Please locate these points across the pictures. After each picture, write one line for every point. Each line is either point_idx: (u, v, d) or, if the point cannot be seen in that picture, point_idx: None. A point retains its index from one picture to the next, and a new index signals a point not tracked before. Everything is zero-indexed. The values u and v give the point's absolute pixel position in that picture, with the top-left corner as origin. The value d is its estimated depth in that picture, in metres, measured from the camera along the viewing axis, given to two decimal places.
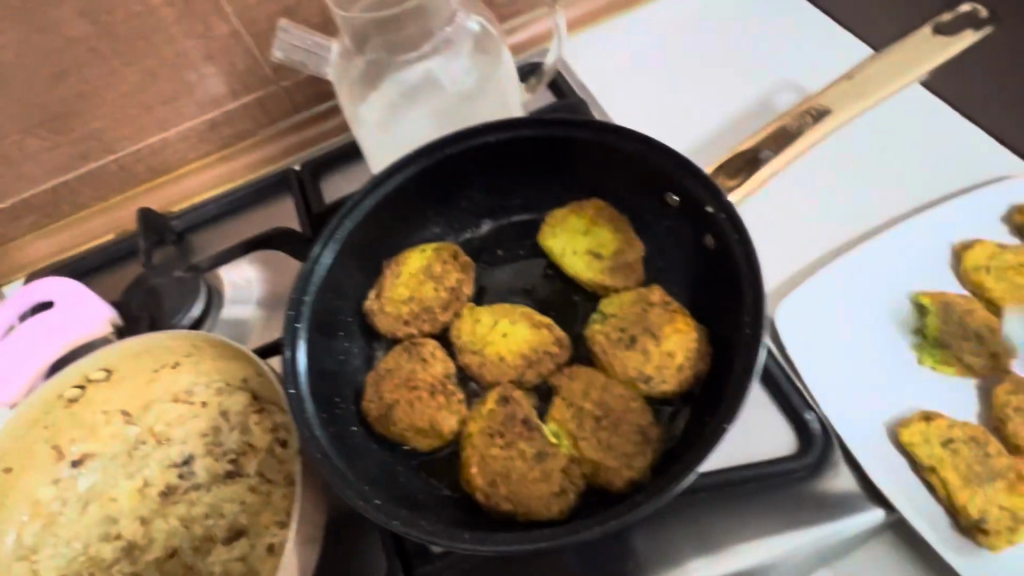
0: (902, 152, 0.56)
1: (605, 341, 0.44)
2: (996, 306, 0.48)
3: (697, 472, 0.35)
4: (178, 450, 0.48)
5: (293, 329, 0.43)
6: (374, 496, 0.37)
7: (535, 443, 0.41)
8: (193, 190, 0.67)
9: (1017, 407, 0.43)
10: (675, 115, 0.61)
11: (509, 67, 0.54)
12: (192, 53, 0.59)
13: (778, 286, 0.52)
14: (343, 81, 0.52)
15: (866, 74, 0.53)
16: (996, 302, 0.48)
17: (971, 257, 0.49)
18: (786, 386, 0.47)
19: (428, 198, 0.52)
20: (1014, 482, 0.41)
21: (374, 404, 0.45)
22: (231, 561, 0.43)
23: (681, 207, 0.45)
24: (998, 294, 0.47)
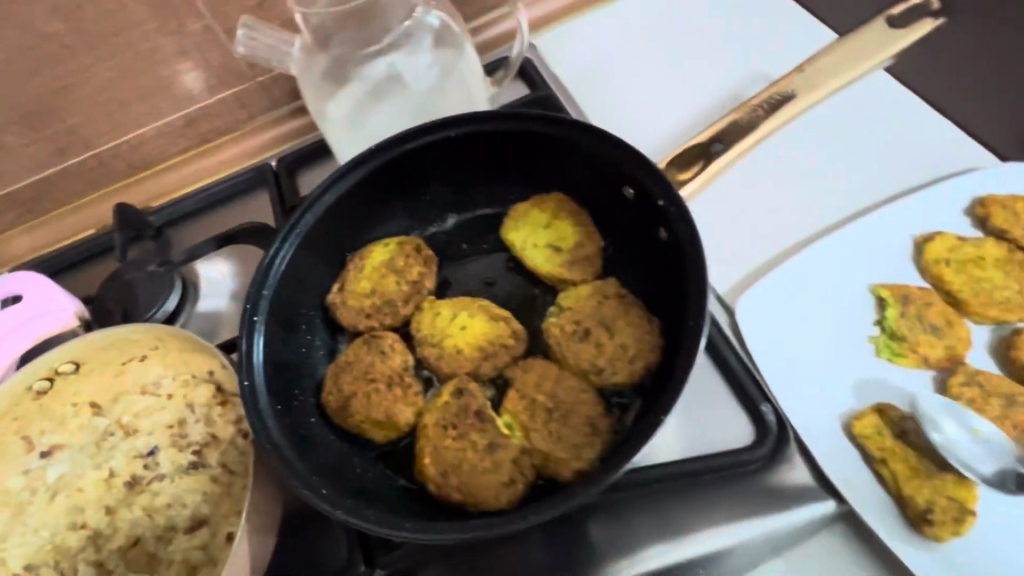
0: (871, 142, 0.56)
1: (560, 333, 0.45)
2: (954, 298, 0.48)
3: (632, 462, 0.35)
4: (144, 442, 0.49)
5: (251, 322, 0.44)
6: (321, 486, 0.38)
7: (486, 435, 0.42)
8: (173, 185, 0.67)
9: (969, 398, 0.43)
10: (648, 109, 0.61)
11: (471, 61, 0.54)
12: (167, 48, 0.60)
13: (742, 279, 0.52)
14: (306, 77, 0.53)
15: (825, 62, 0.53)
16: (955, 295, 0.47)
17: (932, 250, 0.49)
18: (744, 379, 0.47)
19: (392, 193, 0.52)
20: (962, 473, 0.41)
21: (333, 396, 0.45)
22: (192, 550, 0.44)
23: (637, 201, 0.46)
24: (957, 286, 0.47)
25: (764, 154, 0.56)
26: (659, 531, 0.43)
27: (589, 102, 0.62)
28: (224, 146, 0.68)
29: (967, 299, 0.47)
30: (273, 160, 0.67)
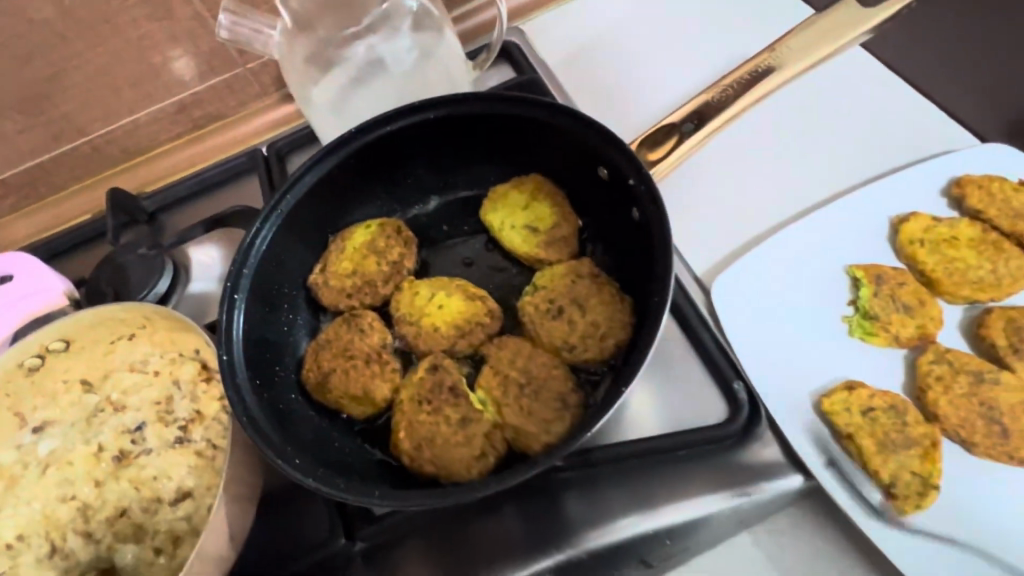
0: (852, 124, 0.56)
1: (535, 312, 0.46)
2: (928, 278, 0.48)
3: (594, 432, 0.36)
4: (131, 417, 0.50)
5: (231, 300, 0.45)
6: (295, 456, 0.39)
7: (460, 410, 0.43)
8: (167, 171, 0.68)
9: (938, 376, 0.44)
10: (633, 93, 0.63)
11: (452, 45, 0.55)
12: (157, 35, 0.59)
13: (719, 260, 0.52)
14: (288, 60, 0.53)
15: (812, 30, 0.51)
16: (928, 275, 0.48)
17: (908, 231, 0.49)
18: (718, 357, 0.48)
19: (373, 176, 0.53)
20: (928, 449, 0.42)
21: (312, 373, 0.46)
22: (177, 521, 0.46)
23: (611, 181, 0.46)
24: (931, 265, 0.48)
25: (746, 136, 0.56)
26: (632, 505, 0.43)
27: (573, 85, 0.64)
28: (215, 133, 0.69)
29: (940, 279, 0.47)
30: (264, 145, 0.68)
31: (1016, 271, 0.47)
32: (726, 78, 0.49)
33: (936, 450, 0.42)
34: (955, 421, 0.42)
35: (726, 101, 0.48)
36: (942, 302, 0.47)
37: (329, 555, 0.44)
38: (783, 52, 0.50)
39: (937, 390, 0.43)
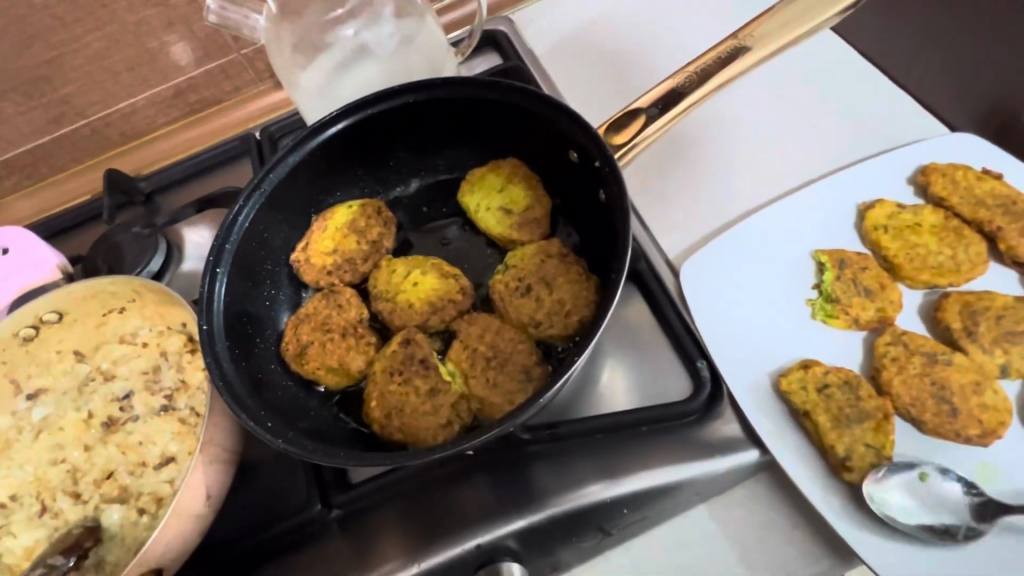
0: (825, 114, 0.57)
1: (504, 289, 0.47)
2: (891, 263, 0.49)
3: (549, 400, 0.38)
4: (120, 386, 0.53)
5: (213, 272, 0.46)
6: (267, 420, 0.41)
7: (429, 380, 0.45)
8: (162, 153, 0.70)
9: (894, 357, 0.45)
10: (616, 82, 0.64)
11: (434, 31, 0.56)
12: (153, 21, 0.61)
13: (689, 244, 0.53)
14: (273, 45, 0.54)
15: (789, 11, 0.51)
16: (891, 260, 0.49)
17: (880, 210, 0.51)
18: (685, 337, 0.49)
19: (356, 158, 0.55)
20: (880, 422, 0.43)
21: (291, 345, 0.49)
22: (160, 483, 0.48)
23: (581, 164, 0.48)
24: (894, 250, 0.49)
25: (721, 123, 0.58)
26: (595, 474, 0.45)
27: (558, 72, 0.66)
28: (211, 117, 0.71)
29: (901, 264, 0.49)
30: (257, 129, 0.69)
31: (974, 257, 0.48)
32: (693, 64, 0.50)
33: (887, 422, 0.43)
34: (907, 399, 0.44)
35: (697, 84, 0.50)
36: (903, 287, 0.49)
37: (305, 520, 0.46)
38: (748, 38, 0.51)
39: (891, 369, 0.45)
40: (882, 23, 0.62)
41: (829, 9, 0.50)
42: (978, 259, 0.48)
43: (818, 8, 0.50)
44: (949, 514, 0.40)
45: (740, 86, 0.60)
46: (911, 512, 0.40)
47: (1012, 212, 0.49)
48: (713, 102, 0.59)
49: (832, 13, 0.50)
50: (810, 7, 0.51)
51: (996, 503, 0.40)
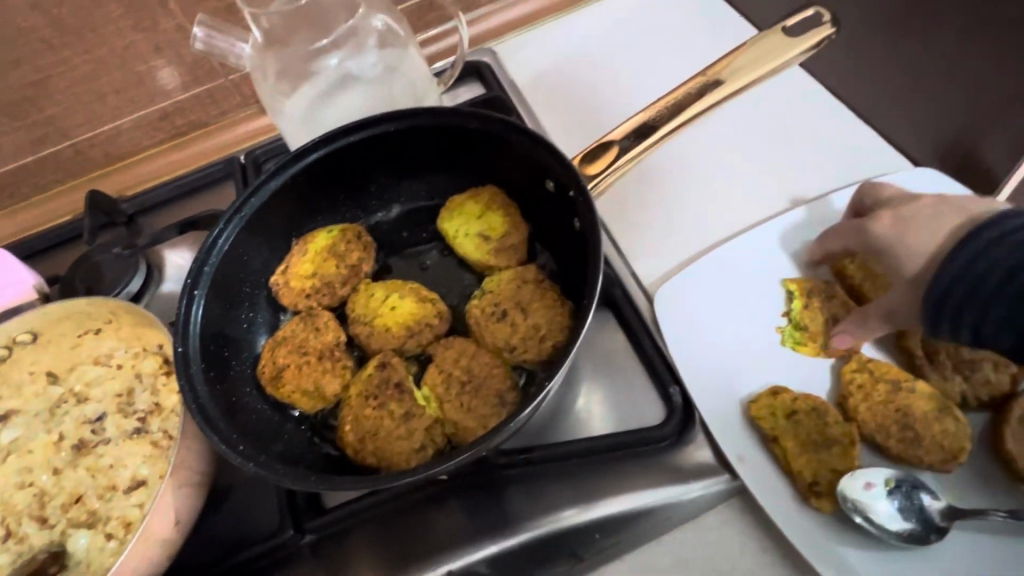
0: (793, 149, 0.60)
1: (480, 314, 0.48)
2: (855, 289, 0.51)
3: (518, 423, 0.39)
4: (92, 409, 0.52)
5: (190, 294, 0.47)
6: (240, 443, 0.41)
7: (403, 404, 0.45)
8: (147, 175, 0.70)
9: (860, 384, 0.46)
10: (595, 112, 0.66)
11: (416, 60, 0.58)
12: (142, 45, 0.62)
13: (663, 272, 0.55)
14: (258, 73, 0.55)
15: (757, 49, 0.53)
16: (854, 288, 0.51)
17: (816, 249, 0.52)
18: (658, 362, 0.50)
19: (338, 184, 0.56)
20: (848, 447, 0.44)
21: (267, 368, 0.49)
22: (130, 507, 0.47)
23: (557, 193, 0.49)
24: (857, 278, 0.51)
25: (694, 155, 0.60)
26: (569, 499, 0.45)
27: (539, 103, 0.68)
28: (197, 140, 0.72)
29: (864, 291, 0.51)
30: (243, 152, 0.70)
31: None
32: (665, 98, 0.52)
33: (854, 447, 0.44)
34: (873, 425, 0.44)
35: (668, 117, 0.51)
36: None
37: (278, 544, 0.46)
38: (716, 76, 0.53)
39: (857, 395, 0.46)
40: None
41: (791, 50, 0.52)
42: None
43: (783, 49, 0.52)
44: (918, 520, 0.41)
45: (712, 120, 0.62)
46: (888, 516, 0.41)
47: None
48: (687, 135, 0.62)
49: (796, 53, 0.52)
50: (775, 45, 0.53)
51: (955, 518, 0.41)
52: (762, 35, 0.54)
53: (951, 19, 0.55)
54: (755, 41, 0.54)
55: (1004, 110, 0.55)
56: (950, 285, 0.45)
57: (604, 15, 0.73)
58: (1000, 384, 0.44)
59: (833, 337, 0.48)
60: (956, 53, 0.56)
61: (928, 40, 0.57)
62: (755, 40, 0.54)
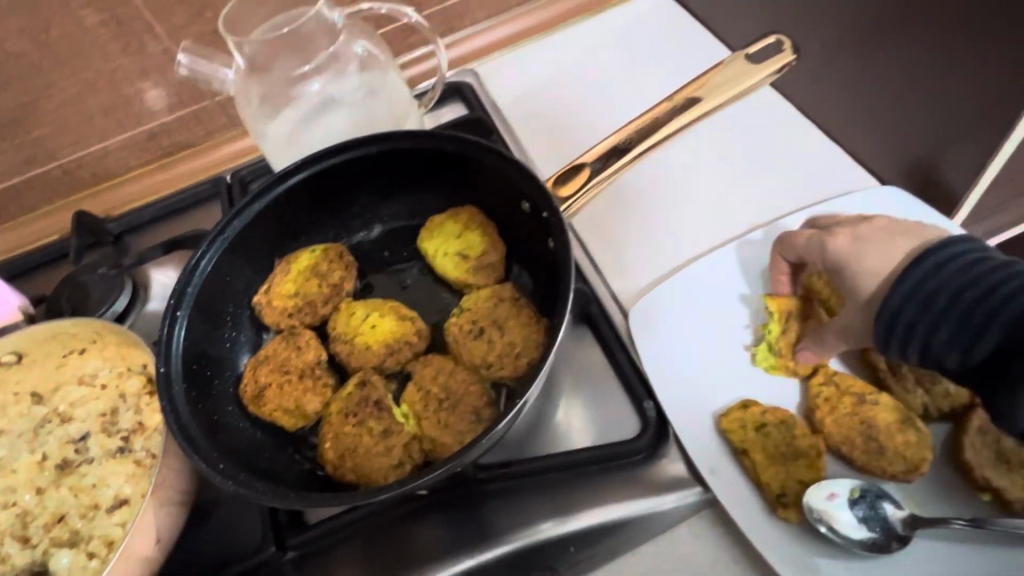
0: (764, 167, 0.62)
1: (458, 331, 0.49)
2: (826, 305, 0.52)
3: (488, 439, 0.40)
4: (76, 428, 0.53)
5: (173, 315, 0.48)
6: (221, 461, 0.42)
7: (382, 422, 0.46)
8: (135, 195, 0.71)
9: (827, 397, 0.47)
10: (575, 131, 0.68)
11: (397, 83, 0.60)
12: (129, 68, 0.63)
13: (638, 288, 0.56)
14: (243, 99, 0.56)
15: (721, 75, 0.56)
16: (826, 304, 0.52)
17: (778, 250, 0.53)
18: (632, 377, 0.51)
19: (321, 205, 0.57)
20: (813, 459, 0.46)
21: (249, 387, 0.50)
22: (113, 526, 0.48)
23: (532, 214, 0.51)
24: (827, 295, 0.52)
25: (668, 174, 0.62)
26: (547, 512, 0.46)
27: (519, 122, 0.70)
28: (183, 160, 0.72)
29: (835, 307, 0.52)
30: (229, 172, 0.71)
31: None
32: (634, 122, 0.54)
33: (820, 459, 0.46)
34: (838, 437, 0.46)
35: (638, 140, 0.53)
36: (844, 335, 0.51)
37: (261, 562, 0.46)
38: (681, 100, 0.55)
39: (824, 408, 0.47)
40: None
41: (755, 76, 0.55)
42: None
43: (749, 73, 0.55)
44: (882, 528, 0.42)
45: (685, 139, 0.64)
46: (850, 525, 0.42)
47: None
48: (660, 155, 0.63)
49: (759, 78, 0.55)
50: (740, 71, 0.56)
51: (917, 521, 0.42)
52: (726, 61, 0.56)
53: None
54: (719, 66, 0.56)
55: (957, 135, 0.56)
56: (900, 305, 0.45)
57: (582, 37, 0.76)
58: (960, 396, 0.46)
59: (797, 349, 0.50)
60: None
61: (885, 66, 0.58)
62: (720, 67, 0.56)
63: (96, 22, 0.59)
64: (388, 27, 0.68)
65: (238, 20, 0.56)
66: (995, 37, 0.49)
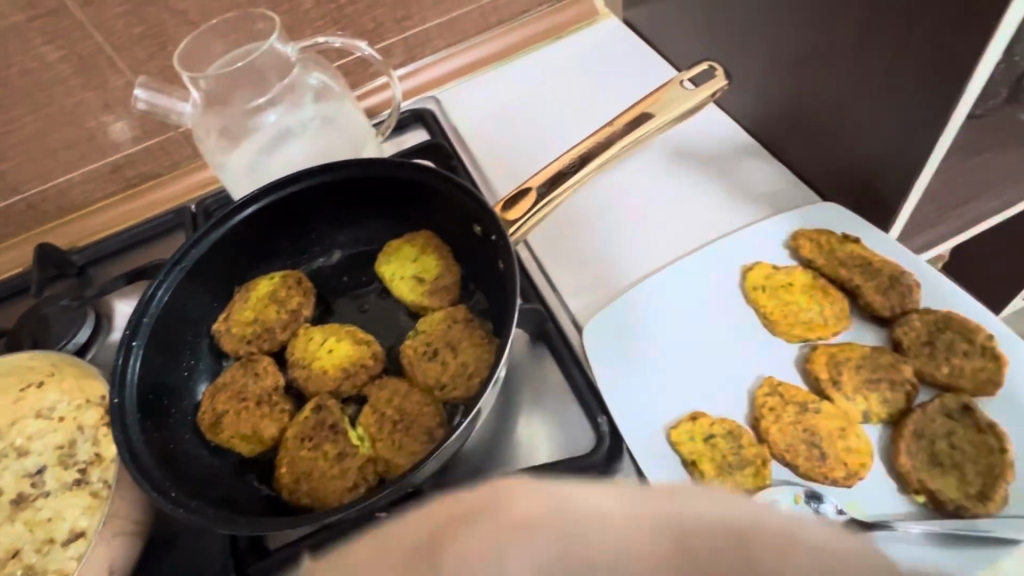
0: (713, 186, 0.64)
1: (413, 353, 0.50)
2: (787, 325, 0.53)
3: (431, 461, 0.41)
4: (32, 462, 0.53)
5: (128, 346, 0.49)
6: (172, 489, 0.43)
7: (338, 445, 0.46)
8: (100, 226, 0.71)
9: (772, 407, 0.49)
10: (535, 152, 0.70)
11: (353, 111, 0.61)
12: (92, 102, 0.64)
13: (590, 306, 0.58)
14: (199, 131, 0.58)
15: (661, 98, 0.59)
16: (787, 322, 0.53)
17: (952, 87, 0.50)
18: (586, 392, 0.51)
19: (280, 233, 0.58)
20: (759, 467, 0.47)
21: (207, 414, 0.50)
22: (67, 560, 0.48)
23: (483, 236, 0.53)
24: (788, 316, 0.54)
25: (621, 194, 0.64)
26: None
27: (479, 146, 0.72)
28: (148, 192, 0.73)
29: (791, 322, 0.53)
30: (194, 203, 0.71)
31: (839, 313, 0.53)
32: (577, 147, 0.56)
33: (766, 467, 0.47)
34: (782, 446, 0.48)
35: (580, 165, 0.55)
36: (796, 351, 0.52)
37: None
38: (621, 126, 0.58)
39: (768, 418, 0.48)
40: (753, 104, 0.71)
41: (692, 100, 0.58)
42: (844, 313, 0.53)
43: (688, 96, 0.58)
44: None
45: (638, 159, 0.67)
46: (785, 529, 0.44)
47: (869, 270, 0.54)
48: (613, 176, 0.66)
49: (697, 100, 0.58)
50: (679, 96, 0.59)
51: (856, 521, 0.44)
52: (666, 85, 0.59)
53: (835, 69, 0.60)
54: (661, 91, 0.59)
55: (886, 156, 0.60)
56: None
57: (541, 64, 0.79)
58: (897, 402, 0.48)
59: None
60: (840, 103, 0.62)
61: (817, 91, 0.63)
62: (659, 92, 0.59)
63: (56, 59, 0.60)
64: (342, 61, 0.71)
65: (192, 56, 0.58)
66: (907, 64, 0.53)
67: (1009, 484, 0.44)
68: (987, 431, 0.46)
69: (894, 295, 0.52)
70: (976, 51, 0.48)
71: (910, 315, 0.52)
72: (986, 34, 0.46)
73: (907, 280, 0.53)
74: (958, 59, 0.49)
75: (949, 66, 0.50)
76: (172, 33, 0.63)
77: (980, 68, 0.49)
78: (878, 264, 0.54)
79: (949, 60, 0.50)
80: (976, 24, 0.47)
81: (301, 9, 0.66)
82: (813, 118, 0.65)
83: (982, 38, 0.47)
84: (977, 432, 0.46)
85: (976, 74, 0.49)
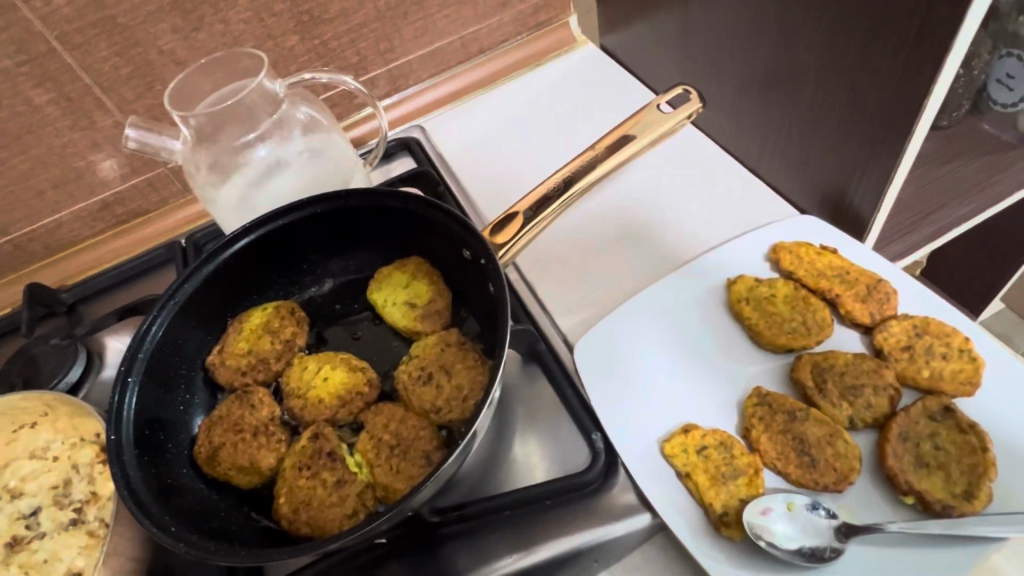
0: (695, 202, 0.66)
1: (407, 378, 0.51)
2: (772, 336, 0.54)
3: (428, 485, 0.41)
4: (26, 503, 0.51)
5: (124, 382, 0.49)
6: (171, 525, 0.43)
7: (336, 472, 0.47)
8: (89, 265, 0.72)
9: (761, 417, 0.50)
10: (521, 175, 0.72)
11: (340, 144, 0.63)
12: (80, 142, 0.65)
13: (577, 326, 0.59)
14: (190, 166, 0.59)
15: (640, 120, 0.61)
16: (777, 335, 0.54)
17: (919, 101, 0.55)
18: (580, 410, 0.52)
19: (271, 264, 0.59)
20: (751, 477, 0.48)
21: (203, 448, 0.50)
22: None
23: (473, 260, 0.54)
24: (776, 325, 0.54)
25: (606, 212, 0.66)
26: (508, 546, 0.47)
27: (466, 171, 0.73)
28: (138, 228, 0.73)
29: (777, 333, 0.54)
30: (184, 237, 0.71)
31: (821, 322, 0.54)
32: (558, 172, 0.58)
33: (758, 476, 0.48)
34: (773, 454, 0.49)
35: (561, 189, 0.57)
36: (780, 362, 0.54)
37: None
38: (603, 149, 0.60)
39: (757, 428, 0.50)
40: (737, 122, 0.78)
41: (671, 122, 0.60)
42: (825, 323, 0.54)
43: (664, 120, 0.60)
44: (815, 538, 0.44)
45: (620, 178, 0.69)
46: (779, 536, 0.44)
47: (846, 280, 0.56)
48: (597, 195, 0.68)
49: (675, 121, 0.60)
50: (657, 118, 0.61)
51: (847, 525, 0.45)
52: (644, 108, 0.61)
53: (810, 87, 0.66)
54: (639, 113, 0.61)
55: (858, 166, 0.66)
56: None
57: (524, 89, 0.81)
58: (881, 406, 0.50)
59: None
60: (812, 118, 0.68)
61: (792, 107, 0.70)
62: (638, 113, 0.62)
63: (45, 101, 0.61)
64: (328, 94, 0.72)
65: (182, 94, 0.59)
66: (873, 82, 0.59)
67: (992, 482, 0.45)
68: (969, 430, 0.47)
69: (871, 303, 0.54)
70: (933, 70, 0.53)
71: (889, 322, 0.54)
72: (940, 56, 0.52)
73: (884, 288, 0.55)
74: (917, 79, 0.55)
75: (912, 83, 0.55)
76: (159, 73, 0.64)
77: (939, 84, 0.54)
78: (855, 275, 0.56)
79: (911, 76, 0.55)
80: (930, 48, 0.52)
81: (286, 45, 0.68)
82: (792, 131, 0.71)
83: (936, 60, 0.52)
84: (958, 433, 0.48)
85: (934, 87, 0.54)
